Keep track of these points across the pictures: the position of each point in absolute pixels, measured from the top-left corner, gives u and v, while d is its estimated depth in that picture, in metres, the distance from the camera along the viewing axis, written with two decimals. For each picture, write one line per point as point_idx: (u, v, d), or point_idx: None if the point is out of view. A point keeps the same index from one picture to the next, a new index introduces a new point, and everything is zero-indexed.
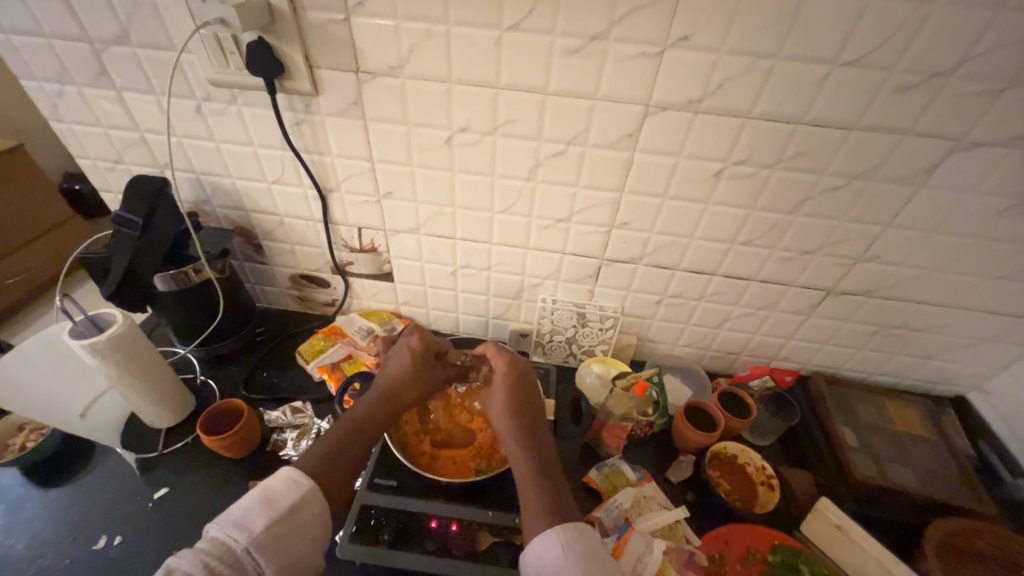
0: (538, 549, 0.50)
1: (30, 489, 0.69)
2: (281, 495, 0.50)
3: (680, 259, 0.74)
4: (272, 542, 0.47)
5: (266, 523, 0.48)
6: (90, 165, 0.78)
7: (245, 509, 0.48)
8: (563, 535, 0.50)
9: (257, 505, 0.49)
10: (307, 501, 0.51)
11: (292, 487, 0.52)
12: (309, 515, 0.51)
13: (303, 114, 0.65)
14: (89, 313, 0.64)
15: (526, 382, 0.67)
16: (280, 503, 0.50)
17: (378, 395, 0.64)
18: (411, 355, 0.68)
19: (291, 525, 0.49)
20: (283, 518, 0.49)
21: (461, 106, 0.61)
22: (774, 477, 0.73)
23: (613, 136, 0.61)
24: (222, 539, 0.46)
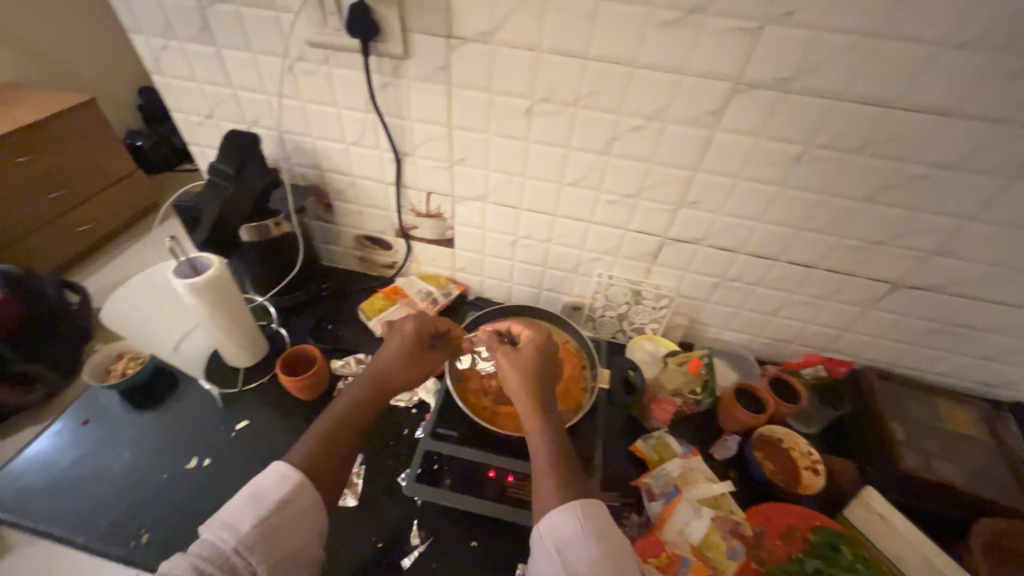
0: (556, 523, 0.49)
1: (129, 411, 0.76)
2: (269, 491, 0.50)
3: (744, 242, 0.74)
4: (263, 539, 0.46)
5: (254, 521, 0.47)
6: (183, 119, 0.83)
7: (234, 508, 0.48)
8: (584, 511, 0.50)
9: (245, 504, 0.49)
10: (297, 494, 0.51)
11: (280, 481, 0.51)
12: (300, 507, 0.50)
13: (390, 78, 0.68)
14: (190, 256, 0.70)
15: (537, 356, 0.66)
16: (267, 499, 0.49)
17: (371, 380, 0.64)
18: (406, 338, 0.68)
19: (279, 521, 0.48)
20: (272, 513, 0.48)
21: (545, 75, 0.62)
22: (820, 462, 0.74)
23: (695, 113, 0.61)
24: (212, 540, 0.46)
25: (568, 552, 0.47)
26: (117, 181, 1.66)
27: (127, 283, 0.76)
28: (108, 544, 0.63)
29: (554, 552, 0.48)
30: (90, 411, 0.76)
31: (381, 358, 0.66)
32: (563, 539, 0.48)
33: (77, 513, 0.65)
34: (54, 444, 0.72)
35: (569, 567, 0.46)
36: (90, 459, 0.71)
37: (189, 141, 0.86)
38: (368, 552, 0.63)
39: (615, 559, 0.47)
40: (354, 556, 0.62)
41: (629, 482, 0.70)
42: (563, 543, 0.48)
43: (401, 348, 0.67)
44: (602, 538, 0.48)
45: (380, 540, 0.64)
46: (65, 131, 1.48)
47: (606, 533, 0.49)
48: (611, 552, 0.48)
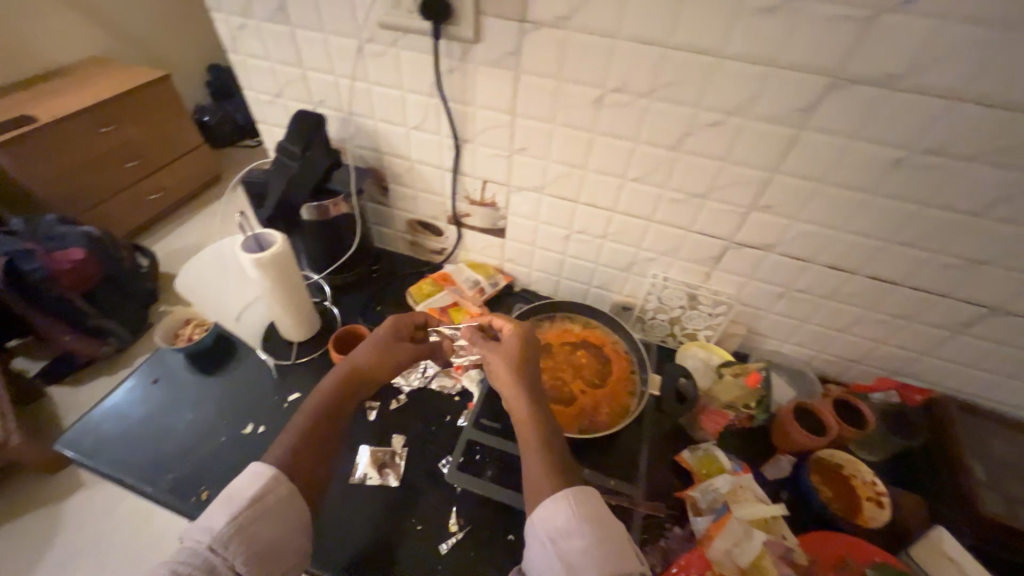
0: (549, 514, 0.50)
1: (193, 374, 0.81)
2: (243, 489, 0.51)
3: (820, 252, 0.68)
4: (238, 535, 0.48)
5: (228, 519, 0.49)
6: (253, 97, 0.85)
7: (210, 511, 0.50)
8: (574, 500, 0.51)
9: (219, 505, 0.50)
10: (271, 487, 0.52)
11: (251, 478, 0.52)
12: (277, 499, 0.52)
13: (457, 62, 0.67)
14: (256, 232, 0.72)
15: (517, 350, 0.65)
16: (240, 496, 0.51)
17: (349, 371, 0.65)
18: (383, 333, 0.70)
19: (255, 516, 0.50)
20: (247, 509, 0.50)
21: (620, 64, 0.59)
22: (884, 494, 0.68)
23: (783, 109, 0.56)
24: (189, 544, 0.48)
25: (563, 539, 0.49)
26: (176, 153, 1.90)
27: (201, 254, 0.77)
28: (172, 497, 0.66)
29: (548, 543, 0.49)
30: (158, 371, 0.81)
31: (359, 350, 0.67)
32: (556, 530, 0.49)
33: (144, 465, 0.70)
34: (126, 399, 0.77)
35: (564, 555, 0.48)
36: (158, 416, 0.75)
37: (258, 119, 0.89)
38: (406, 533, 0.63)
39: (608, 545, 0.48)
40: (393, 535, 0.63)
41: (674, 493, 0.67)
42: (556, 533, 0.49)
43: (377, 341, 0.69)
44: (594, 524, 0.49)
45: (418, 522, 0.64)
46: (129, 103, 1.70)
47: (598, 520, 0.50)
48: (603, 536, 0.49)
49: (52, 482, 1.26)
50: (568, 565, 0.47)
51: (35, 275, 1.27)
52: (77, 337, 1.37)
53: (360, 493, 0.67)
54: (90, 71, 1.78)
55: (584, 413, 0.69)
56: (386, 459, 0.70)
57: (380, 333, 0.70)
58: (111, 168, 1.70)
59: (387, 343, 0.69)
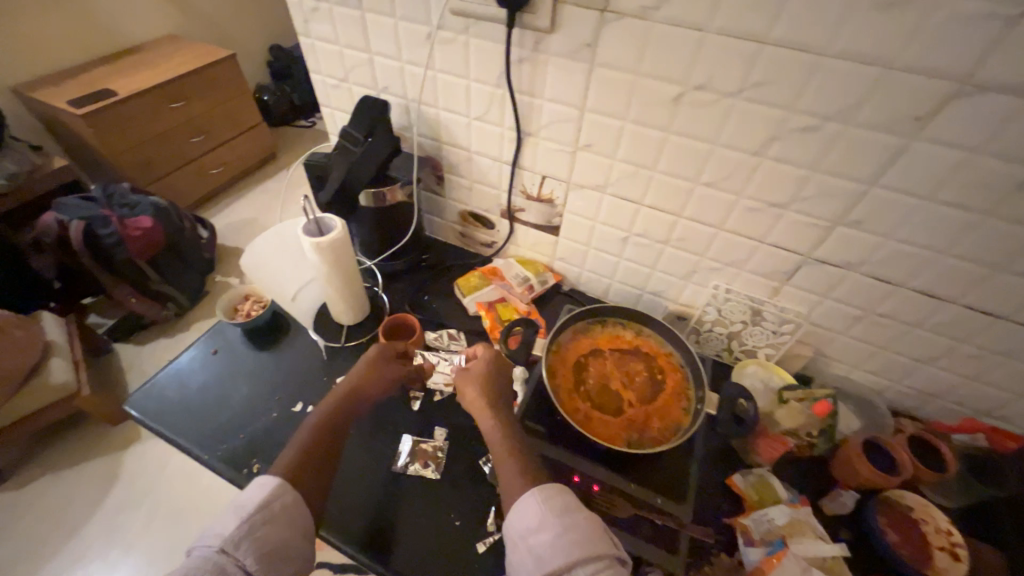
0: (519, 514, 0.54)
1: (249, 349, 0.84)
2: (249, 497, 0.53)
3: (912, 276, 0.62)
4: (246, 537, 0.50)
5: (237, 523, 0.51)
6: (320, 80, 0.86)
7: (218, 520, 0.52)
8: (542, 497, 0.54)
9: (226, 514, 0.52)
10: (275, 493, 0.54)
11: (256, 488, 0.54)
12: (282, 505, 0.53)
13: (529, 52, 0.64)
14: (317, 215, 0.73)
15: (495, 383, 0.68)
16: (247, 503, 0.52)
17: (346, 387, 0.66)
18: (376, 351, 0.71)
19: (262, 518, 0.52)
20: (254, 513, 0.52)
21: (707, 60, 0.55)
22: (959, 545, 0.61)
23: (892, 116, 0.51)
24: (200, 550, 0.49)
25: (532, 536, 0.52)
26: (237, 132, 1.98)
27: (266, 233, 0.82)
28: (226, 466, 0.69)
29: (521, 541, 0.53)
30: (218, 343, 0.85)
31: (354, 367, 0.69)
32: (525, 528, 0.53)
33: (202, 433, 0.73)
34: (188, 367, 0.81)
35: (535, 550, 0.51)
36: (215, 386, 0.79)
37: (322, 102, 0.90)
38: (444, 528, 0.63)
39: (574, 532, 0.52)
40: (431, 527, 0.63)
41: (722, 518, 0.64)
42: (526, 531, 0.53)
43: (370, 357, 0.70)
44: (557, 515, 0.53)
45: (457, 519, 0.64)
46: (200, 81, 1.78)
47: (564, 511, 0.54)
48: (569, 524, 0.52)
49: (114, 433, 1.36)
50: (539, 558, 0.51)
51: (108, 241, 1.36)
52: (140, 301, 1.46)
53: (403, 482, 0.67)
54: (165, 48, 1.87)
55: (633, 426, 0.66)
56: (428, 450, 0.70)
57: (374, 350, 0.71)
58: (179, 143, 1.78)
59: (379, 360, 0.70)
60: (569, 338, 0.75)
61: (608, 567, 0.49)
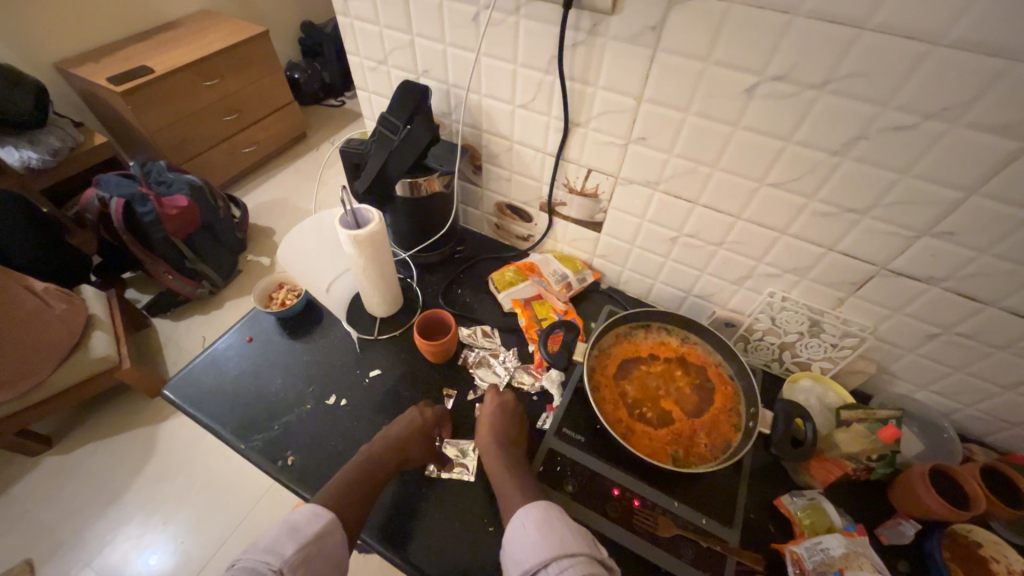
0: (507, 530, 0.54)
1: (283, 338, 0.84)
2: (305, 524, 0.54)
3: (1006, 295, 0.55)
4: (302, 565, 0.51)
5: (295, 548, 0.51)
6: (358, 63, 0.82)
7: (273, 537, 0.52)
8: (524, 509, 0.54)
9: (282, 534, 0.52)
10: (331, 529, 0.54)
11: (313, 516, 0.55)
12: (334, 545, 0.54)
13: (585, 36, 0.59)
14: (354, 207, 0.71)
15: (512, 430, 0.66)
16: (303, 531, 0.53)
17: (387, 438, 0.65)
18: (424, 412, 0.69)
19: (316, 549, 0.52)
20: (309, 543, 0.52)
21: (792, 47, 0.49)
22: None
23: (1011, 118, 0.44)
24: (256, 564, 0.49)
25: (516, 546, 0.52)
26: (268, 112, 1.98)
27: (303, 223, 0.80)
28: (259, 457, 0.69)
29: (507, 550, 0.53)
30: (253, 330, 0.84)
31: (397, 422, 0.68)
32: (510, 537, 0.53)
33: (239, 422, 0.73)
34: (225, 353, 0.81)
35: (516, 558, 0.51)
36: (251, 376, 0.79)
37: (359, 85, 0.87)
38: (475, 532, 0.61)
39: (552, 534, 0.51)
40: (462, 530, 0.62)
41: (771, 544, 0.61)
42: (510, 543, 0.53)
43: (418, 417, 0.68)
44: (538, 520, 0.52)
45: (491, 524, 0.62)
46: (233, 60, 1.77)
47: (546, 519, 0.53)
48: (549, 532, 0.51)
49: (151, 407, 1.41)
50: (517, 563, 0.50)
51: (146, 218, 1.37)
52: (176, 278, 1.49)
53: (435, 486, 0.66)
54: (200, 25, 1.86)
55: (679, 441, 0.63)
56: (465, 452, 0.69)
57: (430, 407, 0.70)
58: (212, 122, 1.79)
59: (427, 422, 0.68)
60: (611, 342, 0.72)
61: (582, 567, 0.48)
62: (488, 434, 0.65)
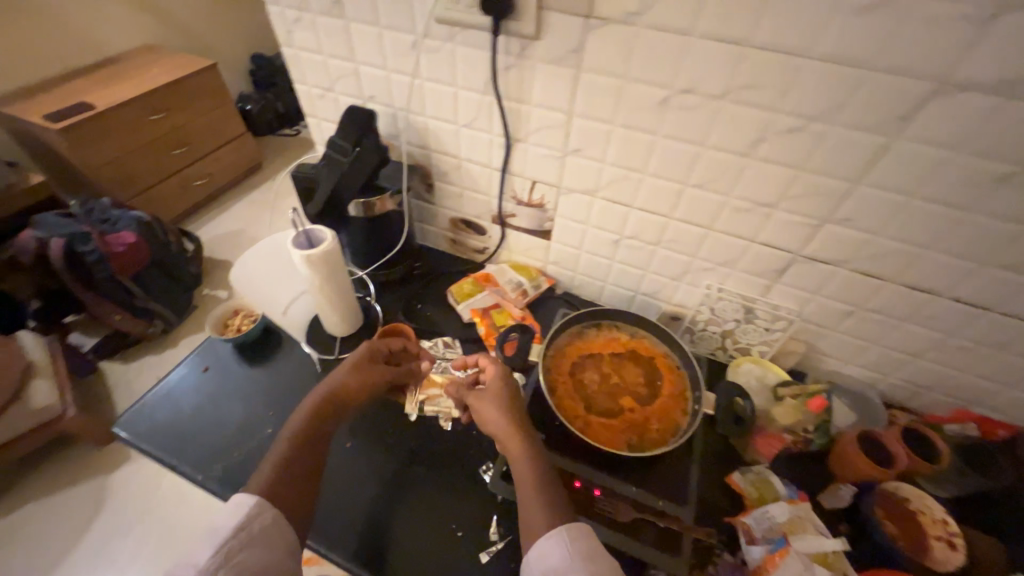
0: (541, 553, 0.50)
1: (241, 364, 0.83)
2: (223, 522, 0.51)
3: (899, 271, 0.63)
4: (225, 564, 0.48)
5: (212, 551, 0.48)
6: (305, 91, 0.85)
7: (192, 549, 0.49)
8: (569, 540, 0.50)
9: (204, 538, 0.50)
10: (252, 515, 0.51)
11: (235, 507, 0.52)
12: (262, 527, 0.51)
13: (515, 59, 0.64)
14: (307, 228, 0.73)
15: (498, 379, 0.65)
16: (221, 529, 0.50)
17: (325, 389, 0.65)
18: (363, 350, 0.70)
19: (242, 543, 0.49)
20: (231, 539, 0.49)
21: (692, 64, 0.55)
22: (957, 536, 0.62)
23: (874, 117, 0.52)
24: None
25: None
26: (221, 144, 1.96)
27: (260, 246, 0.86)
28: (220, 486, 0.68)
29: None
30: (208, 360, 0.83)
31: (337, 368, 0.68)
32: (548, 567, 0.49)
33: (196, 452, 0.72)
34: (179, 385, 0.80)
35: None
36: (207, 404, 0.77)
37: (308, 112, 0.89)
38: (444, 537, 0.63)
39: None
40: (429, 538, 0.63)
41: (724, 518, 0.65)
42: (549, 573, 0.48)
43: (357, 356, 0.69)
44: (586, 561, 0.48)
45: (459, 529, 0.64)
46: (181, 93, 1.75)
47: (590, 557, 0.49)
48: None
49: (100, 455, 1.33)
50: None
51: (89, 258, 1.32)
52: (125, 317, 1.42)
53: (402, 499, 0.67)
54: (144, 60, 1.83)
55: (633, 428, 0.66)
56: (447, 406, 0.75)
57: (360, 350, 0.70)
58: (160, 156, 1.75)
59: (369, 361, 0.69)
60: (566, 341, 0.76)
61: None
62: (500, 410, 0.62)
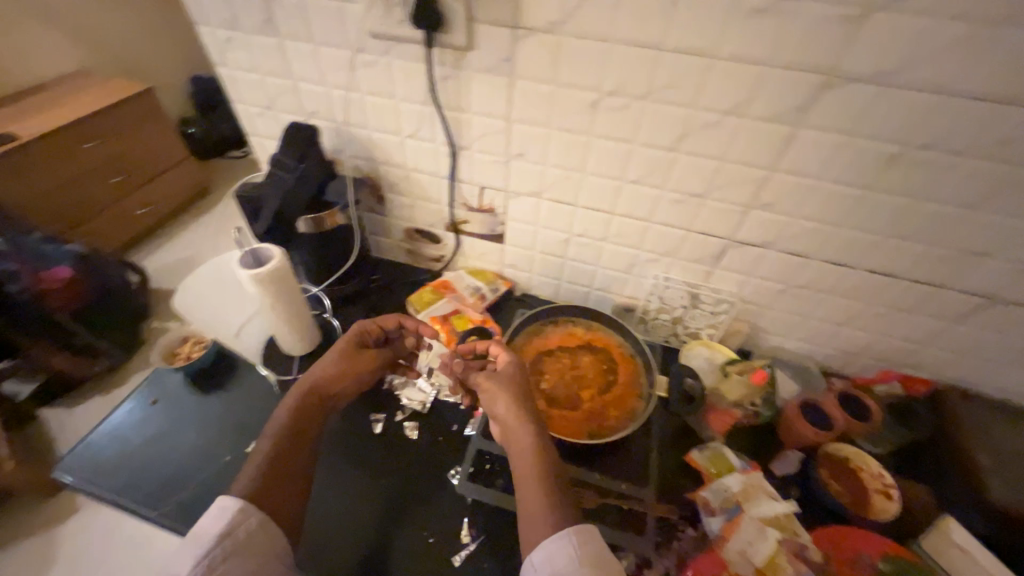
0: (549, 557, 0.46)
1: (193, 393, 0.79)
2: (206, 529, 0.49)
3: (819, 248, 0.68)
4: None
5: (194, 562, 0.47)
6: (244, 110, 0.84)
7: (175, 555, 0.48)
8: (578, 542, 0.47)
9: (186, 547, 0.48)
10: (235, 522, 0.50)
11: (218, 513, 0.50)
12: (246, 534, 0.50)
13: (451, 70, 0.66)
14: (253, 247, 0.71)
15: (506, 368, 0.64)
16: (205, 538, 0.48)
17: (309, 383, 0.64)
18: (347, 341, 0.69)
19: (225, 553, 0.48)
20: (213, 548, 0.48)
21: (615, 67, 0.59)
22: (892, 487, 0.67)
23: (778, 108, 0.57)
24: None
25: None
26: None
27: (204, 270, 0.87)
28: (176, 521, 0.65)
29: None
30: (157, 392, 0.79)
31: (325, 359, 0.68)
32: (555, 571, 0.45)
33: (148, 489, 0.68)
34: (125, 422, 0.76)
35: None
36: (158, 439, 0.74)
37: (249, 131, 0.88)
38: (415, 544, 0.63)
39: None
40: (401, 548, 0.63)
41: (685, 494, 0.68)
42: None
43: (343, 348, 0.69)
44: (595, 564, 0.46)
45: (430, 535, 0.64)
46: None
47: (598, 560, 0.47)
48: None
49: None
50: None
51: None
52: None
53: (370, 512, 0.66)
54: None
55: (593, 417, 0.69)
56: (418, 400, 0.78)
57: (345, 339, 0.70)
58: None
59: (354, 351, 0.69)
60: (524, 340, 0.77)
61: None
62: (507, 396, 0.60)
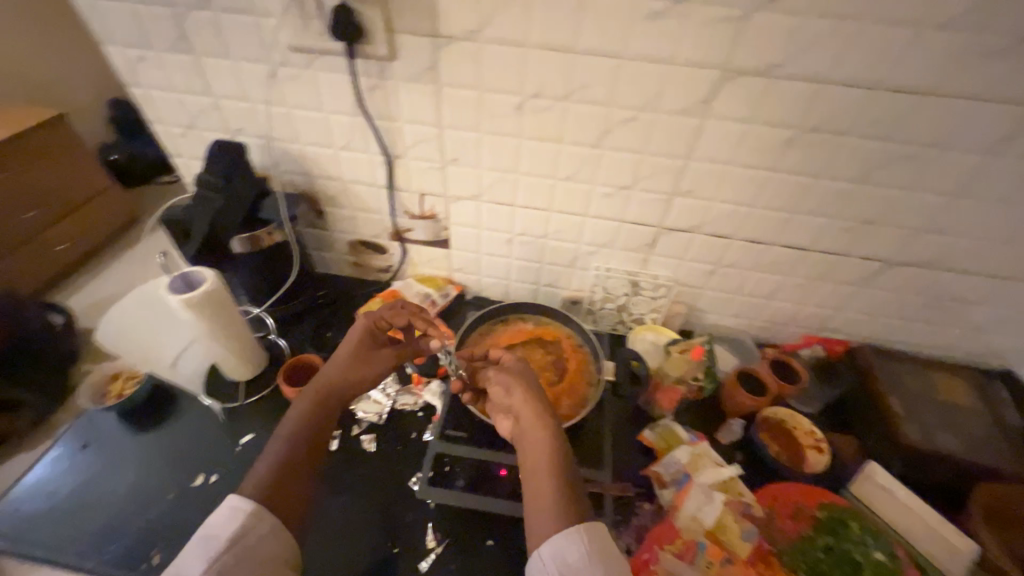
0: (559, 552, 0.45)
1: (128, 432, 0.75)
2: (219, 529, 0.47)
3: (738, 228, 0.74)
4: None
5: (204, 566, 0.44)
6: (164, 131, 0.80)
7: (184, 556, 0.45)
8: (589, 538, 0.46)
9: (196, 550, 0.46)
10: (247, 526, 0.47)
11: (229, 514, 0.48)
12: (258, 539, 0.47)
13: (377, 80, 0.67)
14: (183, 271, 0.69)
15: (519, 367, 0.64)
16: (218, 539, 0.46)
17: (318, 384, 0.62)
18: (358, 340, 0.67)
19: (236, 557, 0.46)
20: (225, 551, 0.45)
21: (535, 71, 0.62)
22: (822, 440, 0.73)
23: (684, 102, 0.61)
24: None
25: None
26: None
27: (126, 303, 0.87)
28: (118, 567, 0.61)
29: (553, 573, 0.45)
30: (88, 436, 0.74)
31: (339, 358, 0.65)
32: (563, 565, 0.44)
33: (85, 539, 0.64)
34: (53, 472, 0.70)
35: None
36: (92, 485, 0.69)
37: (172, 153, 0.84)
38: (380, 555, 0.63)
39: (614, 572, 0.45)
40: (377, 559, 0.63)
41: (641, 471, 0.71)
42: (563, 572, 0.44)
43: (357, 345, 0.66)
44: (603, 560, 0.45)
45: (395, 544, 0.64)
46: None
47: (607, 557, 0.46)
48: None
49: None
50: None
51: None
52: None
53: (331, 530, 0.65)
54: None
55: None
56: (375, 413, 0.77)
57: (356, 337, 0.67)
58: None
59: (368, 350, 0.67)
60: (476, 341, 0.79)
61: None
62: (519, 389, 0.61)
